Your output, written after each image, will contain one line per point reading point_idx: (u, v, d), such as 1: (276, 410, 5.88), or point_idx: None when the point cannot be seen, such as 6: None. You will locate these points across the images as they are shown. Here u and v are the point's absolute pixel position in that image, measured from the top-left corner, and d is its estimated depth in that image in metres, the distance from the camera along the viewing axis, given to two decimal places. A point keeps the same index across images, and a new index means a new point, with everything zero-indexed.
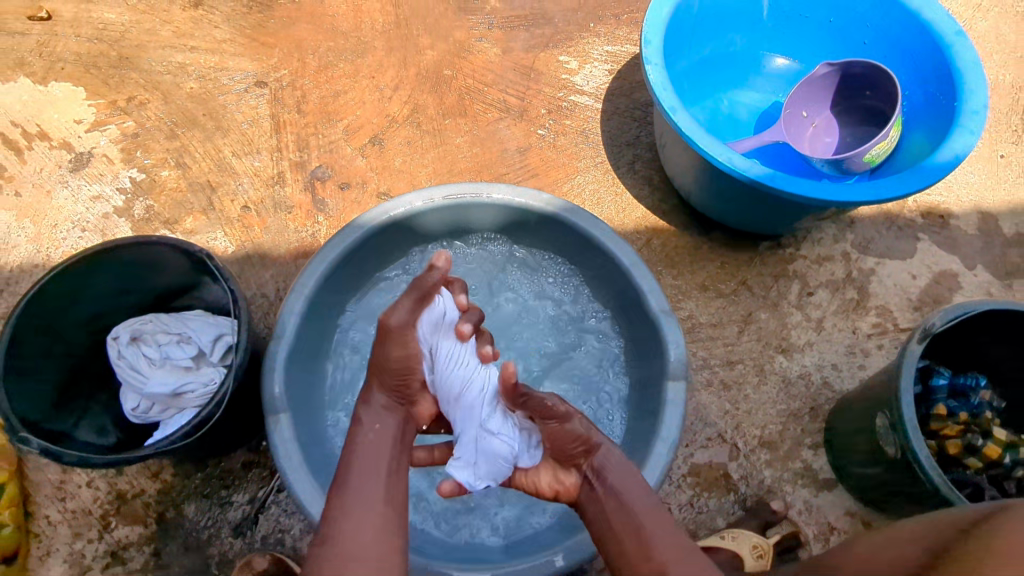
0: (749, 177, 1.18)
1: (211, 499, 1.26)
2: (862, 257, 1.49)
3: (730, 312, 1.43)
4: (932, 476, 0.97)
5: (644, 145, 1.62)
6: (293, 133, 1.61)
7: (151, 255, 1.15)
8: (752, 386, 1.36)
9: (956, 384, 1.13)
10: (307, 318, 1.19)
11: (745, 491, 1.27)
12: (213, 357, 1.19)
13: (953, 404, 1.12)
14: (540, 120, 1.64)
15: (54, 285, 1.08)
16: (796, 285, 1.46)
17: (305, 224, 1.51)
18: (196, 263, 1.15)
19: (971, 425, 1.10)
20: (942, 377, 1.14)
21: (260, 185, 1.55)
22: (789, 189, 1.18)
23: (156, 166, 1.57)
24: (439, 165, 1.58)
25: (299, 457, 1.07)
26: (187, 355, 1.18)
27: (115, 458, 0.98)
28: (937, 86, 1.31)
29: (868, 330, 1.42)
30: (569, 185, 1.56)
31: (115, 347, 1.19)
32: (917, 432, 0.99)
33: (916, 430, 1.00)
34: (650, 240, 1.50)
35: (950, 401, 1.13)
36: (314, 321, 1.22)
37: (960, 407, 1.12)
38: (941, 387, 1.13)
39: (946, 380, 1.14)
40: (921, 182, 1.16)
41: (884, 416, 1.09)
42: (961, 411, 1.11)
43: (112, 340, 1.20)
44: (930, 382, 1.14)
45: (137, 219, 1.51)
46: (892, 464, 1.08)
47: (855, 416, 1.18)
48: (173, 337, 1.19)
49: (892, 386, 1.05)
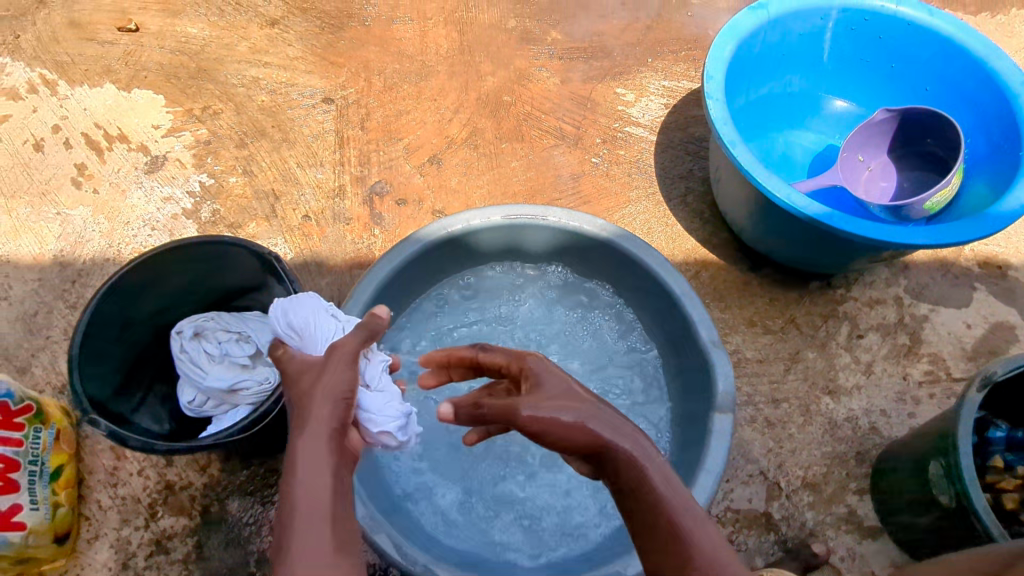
0: (807, 214, 1.18)
1: (254, 497, 1.29)
2: (916, 303, 1.47)
3: (777, 350, 1.42)
4: (989, 525, 0.94)
5: (696, 178, 1.64)
6: (355, 149, 1.67)
7: (220, 254, 1.20)
8: (797, 425, 1.34)
9: (1018, 438, 1.10)
10: None
11: (786, 532, 1.25)
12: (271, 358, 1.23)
13: (1014, 459, 1.09)
14: (595, 148, 1.67)
15: (130, 276, 1.14)
16: (845, 327, 1.44)
17: (361, 236, 1.56)
18: (263, 266, 1.20)
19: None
20: (1002, 429, 1.11)
21: (321, 197, 1.61)
22: (847, 228, 1.18)
23: (225, 172, 1.64)
24: (493, 187, 1.62)
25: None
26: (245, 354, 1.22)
27: (177, 446, 1.02)
28: (1004, 136, 1.30)
29: (919, 377, 1.39)
30: (619, 215, 1.58)
31: (178, 340, 1.23)
32: (973, 477, 0.97)
33: (973, 480, 0.97)
34: (698, 272, 1.51)
35: (1011, 455, 1.10)
36: None
37: (1022, 462, 1.08)
38: (1000, 440, 1.11)
39: (1006, 432, 1.11)
40: (984, 230, 1.15)
41: (938, 465, 1.06)
42: (1022, 467, 1.08)
43: (175, 334, 1.24)
44: (989, 433, 1.11)
45: (203, 222, 1.58)
46: (946, 515, 1.06)
47: (904, 463, 1.16)
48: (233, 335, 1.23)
49: (948, 434, 1.03)
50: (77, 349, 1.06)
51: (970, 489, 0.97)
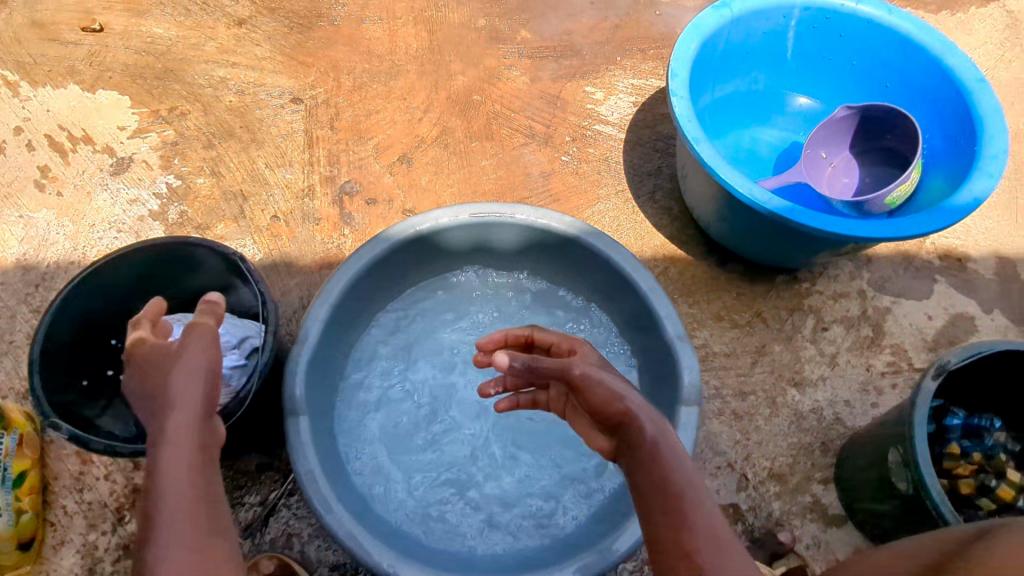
0: (769, 209, 1.20)
1: (224, 499, 1.28)
2: (878, 295, 1.50)
3: (744, 343, 1.44)
4: (942, 508, 0.97)
5: (664, 175, 1.66)
6: (325, 149, 1.67)
7: (185, 254, 1.19)
8: (763, 417, 1.36)
9: (970, 426, 1.14)
10: (331, 326, 1.22)
11: (753, 522, 1.27)
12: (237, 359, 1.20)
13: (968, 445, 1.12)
14: (565, 147, 1.68)
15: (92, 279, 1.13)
16: (810, 320, 1.47)
17: (331, 236, 1.55)
18: (229, 267, 1.19)
19: (985, 466, 1.09)
20: (956, 416, 1.15)
21: (290, 197, 1.60)
22: (807, 222, 1.20)
23: (192, 173, 1.63)
24: (463, 185, 1.63)
25: (315, 458, 1.09)
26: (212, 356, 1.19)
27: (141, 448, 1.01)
28: (960, 131, 1.33)
29: (882, 368, 1.42)
30: (589, 212, 1.60)
31: None
32: (926, 460, 1.00)
33: (928, 466, 1.00)
34: (667, 268, 1.52)
35: (964, 441, 1.13)
36: (336, 329, 1.25)
37: (975, 449, 1.12)
38: (956, 427, 1.14)
39: (960, 421, 1.14)
40: (939, 223, 1.18)
41: (897, 452, 1.09)
42: (976, 453, 1.11)
43: None
44: (945, 420, 1.14)
45: (171, 223, 1.57)
46: (903, 501, 1.08)
47: (866, 451, 1.19)
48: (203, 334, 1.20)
49: (905, 422, 1.05)
50: (37, 352, 1.05)
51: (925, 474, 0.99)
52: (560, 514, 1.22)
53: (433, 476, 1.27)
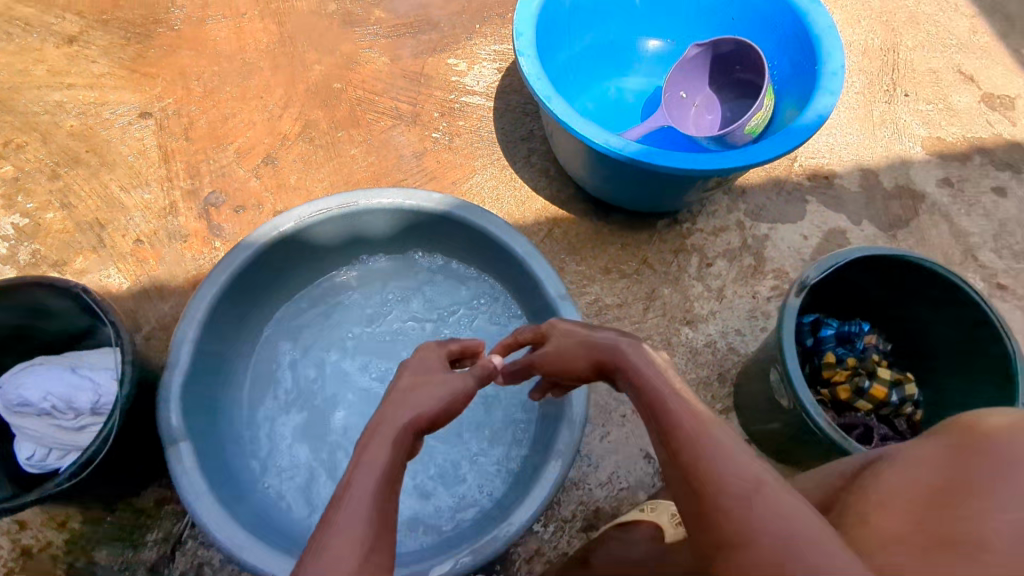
0: (625, 155, 1.21)
1: (124, 543, 1.21)
2: (756, 224, 1.55)
3: (634, 291, 1.46)
4: (817, 420, 1.00)
5: (538, 138, 1.65)
6: (183, 161, 1.58)
7: (29, 301, 1.12)
8: (661, 359, 1.39)
9: (844, 334, 1.18)
10: (204, 345, 1.16)
11: (663, 463, 1.30)
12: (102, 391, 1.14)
13: (843, 352, 1.16)
14: (434, 123, 1.65)
15: None
16: (695, 258, 1.50)
17: (202, 251, 1.48)
18: (79, 305, 1.12)
19: (859, 369, 1.14)
20: (830, 327, 1.19)
21: (152, 218, 1.51)
22: (663, 163, 1.22)
23: (39, 209, 1.51)
24: (335, 178, 1.57)
25: (201, 484, 1.04)
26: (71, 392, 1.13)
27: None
28: (802, 53, 1.36)
29: (767, 293, 1.47)
30: (467, 186, 1.57)
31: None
32: (798, 375, 1.03)
33: (800, 381, 1.03)
34: (551, 230, 1.52)
35: (840, 349, 1.17)
36: (211, 347, 1.18)
37: (850, 354, 1.16)
38: (831, 337, 1.18)
39: (834, 330, 1.18)
40: (788, 144, 1.21)
41: (776, 370, 1.12)
42: (851, 359, 1.15)
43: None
44: (820, 333, 1.18)
45: (22, 265, 1.45)
46: (788, 417, 1.12)
47: (754, 375, 1.22)
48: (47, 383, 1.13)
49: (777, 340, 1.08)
50: None
51: (798, 388, 1.02)
52: (475, 492, 1.22)
53: (341, 482, 1.23)
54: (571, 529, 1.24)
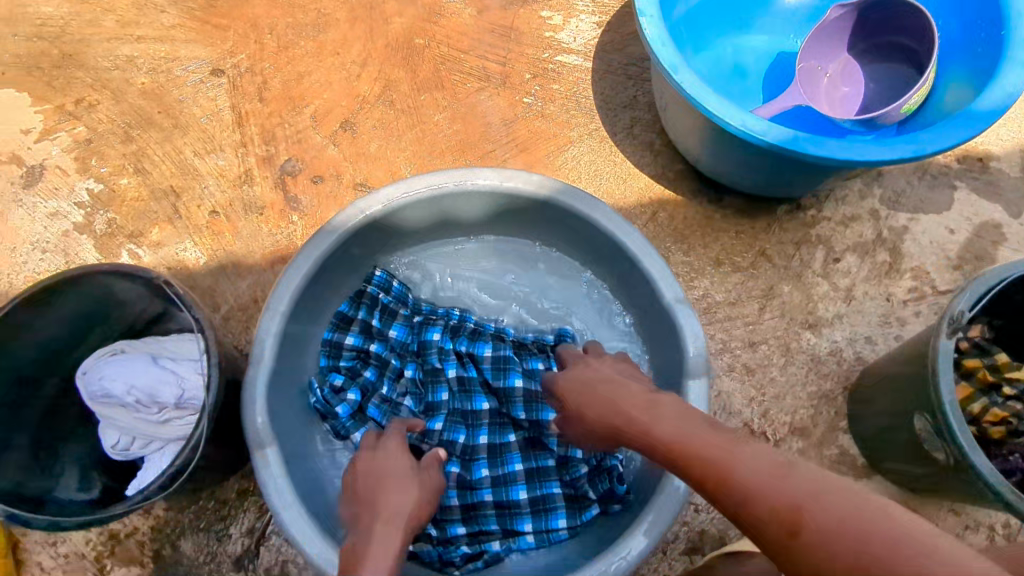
0: (766, 142, 1.00)
1: (207, 534, 1.16)
2: (893, 214, 1.33)
3: (749, 288, 1.30)
4: None
5: (642, 105, 1.45)
6: (257, 125, 1.46)
7: (96, 288, 1.01)
8: (778, 367, 1.24)
9: (472, 424, 1.17)
10: (292, 316, 1.09)
11: None
12: (181, 404, 1.07)
13: (551, 418, 1.15)
14: (525, 86, 1.47)
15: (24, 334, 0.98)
16: (821, 251, 1.31)
17: (279, 226, 1.38)
18: (150, 287, 1.03)
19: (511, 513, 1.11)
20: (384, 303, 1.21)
21: (226, 187, 1.41)
22: (815, 151, 1.00)
23: (114, 174, 1.44)
24: (418, 147, 1.44)
25: (280, 472, 1.00)
26: (156, 409, 1.06)
27: (88, 518, 0.86)
28: (976, 12, 1.12)
29: (903, 296, 1.28)
30: (561, 159, 1.41)
31: (113, 435, 1.08)
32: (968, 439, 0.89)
33: (972, 446, 0.86)
34: (655, 213, 1.35)
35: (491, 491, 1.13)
36: (296, 326, 1.11)
37: (496, 488, 1.13)
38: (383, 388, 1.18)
39: (466, 438, 1.15)
40: (970, 132, 0.97)
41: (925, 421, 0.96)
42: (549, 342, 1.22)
43: (114, 447, 1.08)
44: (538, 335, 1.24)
45: (100, 235, 1.39)
46: (943, 471, 0.96)
47: (886, 409, 1.07)
48: (126, 374, 1.05)
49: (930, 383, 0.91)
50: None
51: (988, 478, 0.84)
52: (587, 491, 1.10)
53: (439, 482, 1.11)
54: (674, 552, 1.14)
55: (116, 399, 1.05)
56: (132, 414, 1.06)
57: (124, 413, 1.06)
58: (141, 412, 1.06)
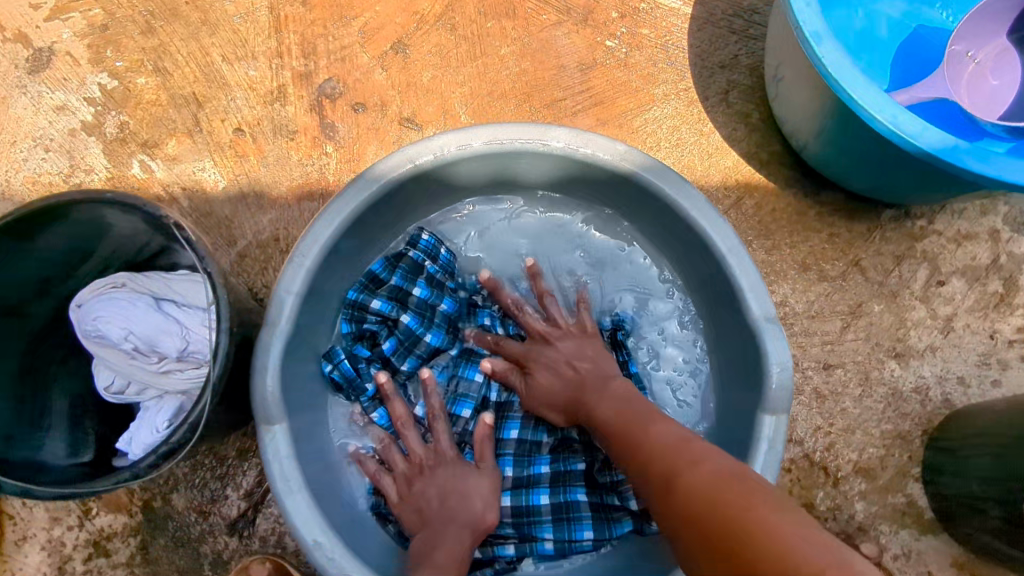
0: (917, 148, 0.81)
1: (201, 491, 1.07)
2: (1016, 238, 1.15)
3: (835, 302, 1.13)
4: None
5: (743, 68, 1.24)
6: (296, 33, 1.27)
7: (89, 216, 0.87)
8: (853, 397, 1.10)
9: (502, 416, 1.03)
10: (318, 275, 0.94)
11: (832, 527, 1.06)
12: (181, 358, 0.94)
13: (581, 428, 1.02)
14: (609, 27, 1.26)
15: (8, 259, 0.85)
16: (924, 270, 1.14)
17: (310, 156, 1.22)
18: (153, 224, 0.87)
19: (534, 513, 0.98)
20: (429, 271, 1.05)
21: (256, 103, 1.24)
22: (976, 169, 0.81)
23: (131, 70, 1.26)
24: (478, 84, 1.25)
25: (288, 454, 0.87)
26: (154, 358, 0.94)
27: (65, 491, 0.75)
28: None
29: (1009, 335, 1.12)
30: (640, 121, 1.22)
31: (108, 377, 0.97)
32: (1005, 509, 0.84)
33: None
34: (740, 200, 1.17)
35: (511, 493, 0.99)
36: (322, 284, 0.97)
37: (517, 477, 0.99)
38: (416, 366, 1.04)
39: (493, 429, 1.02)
40: None
41: None
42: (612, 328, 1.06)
43: (109, 389, 0.97)
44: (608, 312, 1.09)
45: (110, 139, 1.23)
46: None
47: (988, 476, 0.95)
48: (123, 316, 0.92)
49: None
50: None
51: None
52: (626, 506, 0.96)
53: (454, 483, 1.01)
54: None
55: (110, 343, 0.93)
56: (128, 360, 0.94)
57: (119, 358, 0.94)
58: (137, 359, 0.94)
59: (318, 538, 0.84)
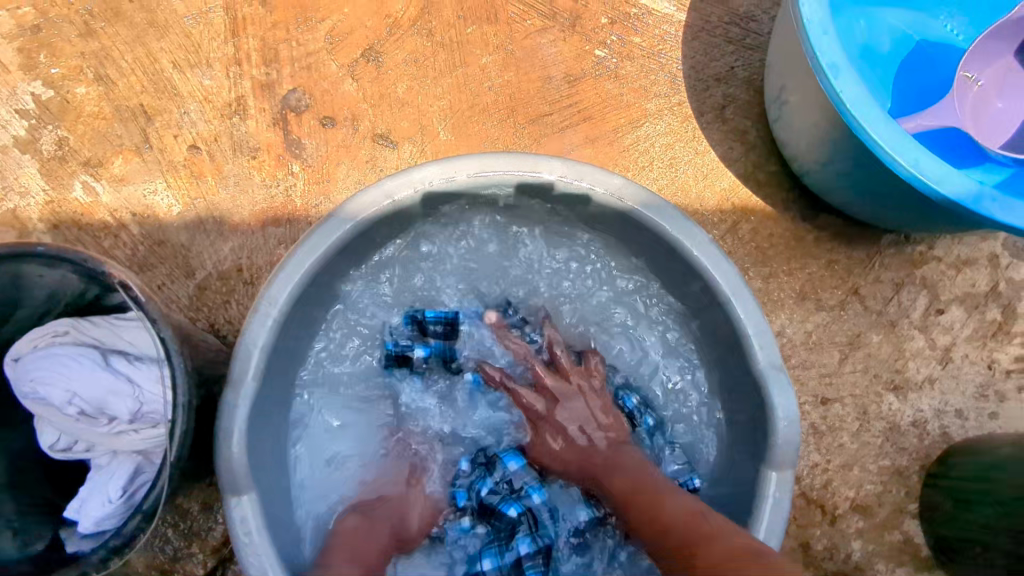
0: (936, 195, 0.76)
1: (162, 550, 0.99)
2: (1015, 264, 1.11)
3: (833, 332, 1.09)
4: None
5: (740, 81, 1.17)
6: (255, 38, 1.15)
7: (9, 271, 0.76)
8: (850, 433, 1.06)
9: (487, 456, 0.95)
10: (287, 323, 0.85)
11: (827, 567, 1.03)
12: (133, 417, 0.85)
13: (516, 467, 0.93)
14: (599, 35, 1.17)
15: None
16: (923, 299, 1.10)
17: (275, 176, 1.12)
18: (88, 275, 0.77)
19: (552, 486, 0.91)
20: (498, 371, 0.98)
21: (212, 117, 1.13)
22: (995, 216, 0.76)
23: (68, 78, 1.13)
24: (457, 97, 1.15)
25: (257, 522, 0.79)
26: (102, 419, 0.84)
27: None
28: None
29: (1007, 365, 1.09)
30: (632, 138, 1.14)
31: (51, 437, 0.87)
32: None
33: None
34: (736, 224, 1.11)
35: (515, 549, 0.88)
36: (291, 331, 0.88)
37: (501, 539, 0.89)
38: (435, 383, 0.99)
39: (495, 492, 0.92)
40: None
41: None
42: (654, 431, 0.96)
43: (56, 449, 0.88)
44: None
45: (47, 157, 1.11)
46: None
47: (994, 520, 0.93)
48: (63, 376, 0.82)
49: None
50: None
51: None
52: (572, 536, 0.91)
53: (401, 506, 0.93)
54: None
55: (50, 405, 0.83)
56: (70, 423, 0.84)
57: (60, 421, 0.84)
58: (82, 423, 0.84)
59: (266, 571, 0.77)
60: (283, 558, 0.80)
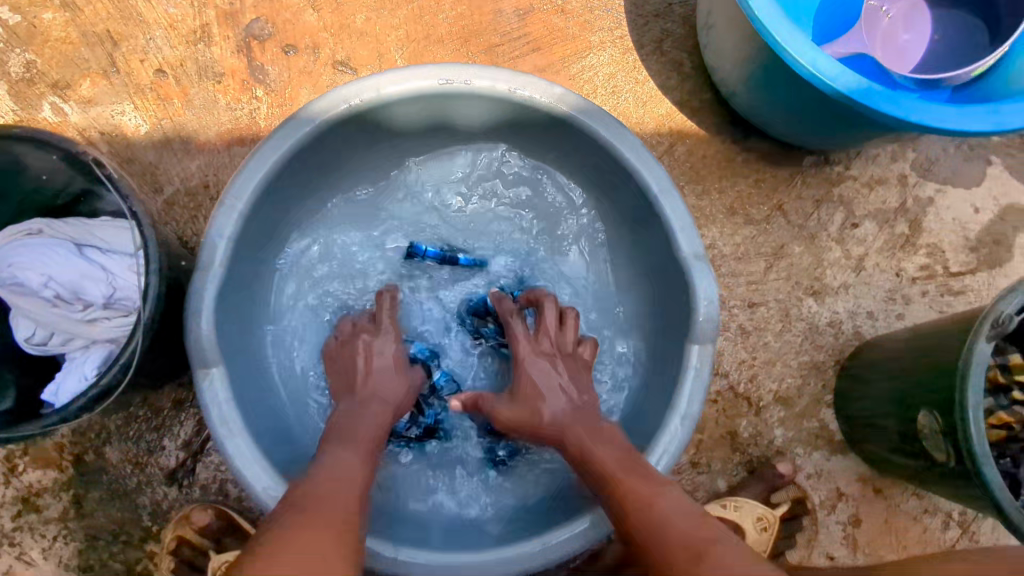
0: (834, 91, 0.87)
1: (136, 443, 1.05)
2: (922, 182, 1.23)
3: (759, 244, 1.20)
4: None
5: (677, 17, 1.26)
6: None
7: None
8: (774, 333, 1.17)
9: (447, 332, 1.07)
10: (251, 218, 0.92)
11: (752, 452, 1.14)
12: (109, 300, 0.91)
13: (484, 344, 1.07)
14: None
15: None
16: (840, 214, 1.22)
17: (239, 99, 1.17)
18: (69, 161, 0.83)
19: None
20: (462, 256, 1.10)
21: (177, 43, 1.18)
22: (884, 112, 0.87)
23: (34, 4, 1.17)
24: (414, 28, 1.22)
25: (226, 396, 0.86)
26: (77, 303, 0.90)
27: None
28: None
29: (913, 273, 1.21)
30: (577, 67, 1.23)
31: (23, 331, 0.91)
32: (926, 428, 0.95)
33: (983, 447, 0.85)
34: (672, 146, 1.21)
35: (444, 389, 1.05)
36: (255, 227, 0.94)
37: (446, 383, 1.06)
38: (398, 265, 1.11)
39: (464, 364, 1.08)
40: None
41: (931, 416, 0.95)
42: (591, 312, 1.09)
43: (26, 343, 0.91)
44: None
45: (15, 79, 1.15)
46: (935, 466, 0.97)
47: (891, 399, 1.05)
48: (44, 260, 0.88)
49: (955, 383, 0.90)
50: None
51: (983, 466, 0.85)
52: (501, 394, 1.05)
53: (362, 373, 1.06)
54: None
55: (27, 289, 0.88)
56: (46, 308, 0.89)
57: (35, 308, 0.88)
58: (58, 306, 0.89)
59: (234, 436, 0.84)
60: (250, 428, 0.87)
